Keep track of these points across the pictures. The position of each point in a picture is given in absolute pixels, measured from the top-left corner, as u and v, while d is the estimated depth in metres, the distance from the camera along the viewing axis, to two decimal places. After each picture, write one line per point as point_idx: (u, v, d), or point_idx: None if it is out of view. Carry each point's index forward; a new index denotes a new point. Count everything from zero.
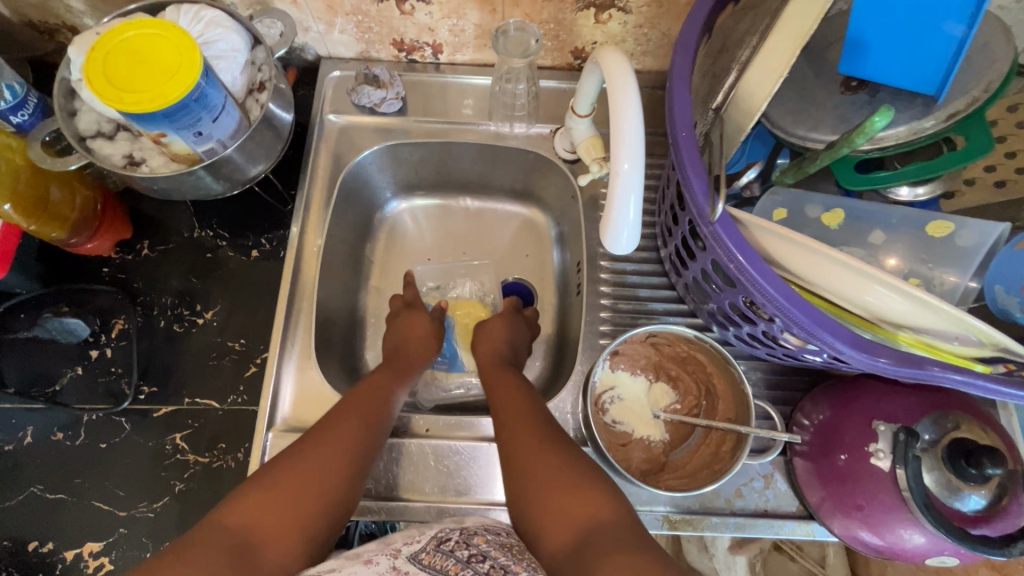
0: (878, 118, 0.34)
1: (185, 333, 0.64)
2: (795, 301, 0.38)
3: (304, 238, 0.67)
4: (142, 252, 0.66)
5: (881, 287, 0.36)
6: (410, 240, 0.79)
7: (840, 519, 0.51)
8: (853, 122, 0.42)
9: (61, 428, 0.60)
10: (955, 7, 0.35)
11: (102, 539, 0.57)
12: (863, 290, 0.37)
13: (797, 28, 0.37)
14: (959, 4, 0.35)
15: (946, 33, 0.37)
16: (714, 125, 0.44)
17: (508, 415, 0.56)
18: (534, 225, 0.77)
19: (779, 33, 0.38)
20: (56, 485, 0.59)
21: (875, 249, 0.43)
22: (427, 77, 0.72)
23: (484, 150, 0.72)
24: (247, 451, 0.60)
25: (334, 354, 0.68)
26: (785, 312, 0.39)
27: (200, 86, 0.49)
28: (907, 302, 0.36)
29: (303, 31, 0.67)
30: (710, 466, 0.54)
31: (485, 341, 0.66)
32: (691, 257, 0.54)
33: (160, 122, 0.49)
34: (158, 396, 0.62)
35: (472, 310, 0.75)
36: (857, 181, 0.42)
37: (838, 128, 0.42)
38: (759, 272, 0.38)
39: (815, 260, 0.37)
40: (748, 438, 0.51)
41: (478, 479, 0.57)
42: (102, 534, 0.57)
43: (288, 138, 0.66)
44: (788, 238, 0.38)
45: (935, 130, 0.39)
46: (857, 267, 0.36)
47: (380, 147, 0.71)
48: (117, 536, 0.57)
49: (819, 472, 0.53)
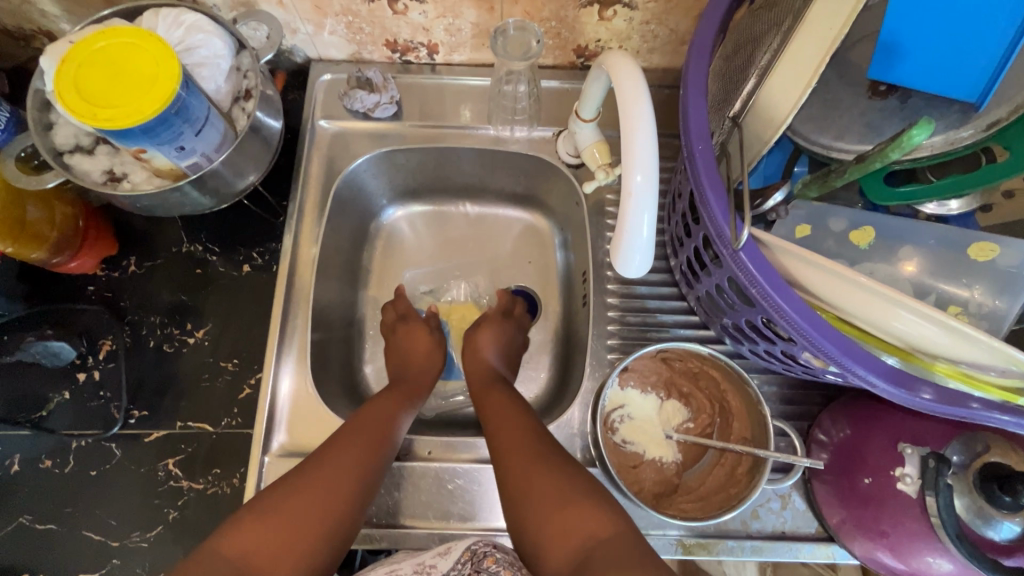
0: (916, 132, 0.31)
1: (176, 353, 0.61)
2: (813, 327, 0.35)
3: (297, 252, 0.64)
4: (128, 268, 0.63)
5: (908, 315, 0.33)
6: (408, 248, 0.75)
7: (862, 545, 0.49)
8: (882, 131, 0.39)
9: (49, 455, 0.58)
10: (1004, 9, 0.32)
11: (95, 570, 0.55)
12: (889, 316, 0.34)
13: (825, 33, 0.34)
14: (1009, 6, 0.32)
15: (991, 37, 0.34)
16: (731, 135, 0.41)
17: (506, 432, 0.53)
18: (536, 231, 0.74)
19: (806, 38, 0.35)
20: (46, 515, 0.57)
21: (906, 266, 0.40)
22: (423, 79, 0.68)
23: (483, 155, 0.68)
24: (242, 476, 0.57)
25: (331, 370, 0.65)
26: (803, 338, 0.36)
27: (179, 97, 0.46)
28: (938, 331, 0.33)
29: (291, 33, 0.64)
30: (725, 489, 0.52)
31: (484, 353, 0.64)
32: (704, 270, 0.51)
33: (139, 138, 0.46)
34: (149, 420, 0.59)
35: (467, 313, 0.73)
36: (886, 195, 0.40)
37: (866, 137, 0.40)
38: (774, 297, 0.36)
39: (836, 284, 0.35)
40: (767, 463, 0.48)
41: (482, 504, 0.55)
42: (94, 565, 0.55)
43: (278, 147, 0.63)
44: (812, 261, 0.35)
45: (973, 140, 0.37)
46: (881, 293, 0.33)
47: (376, 153, 0.67)
48: (110, 567, 0.55)
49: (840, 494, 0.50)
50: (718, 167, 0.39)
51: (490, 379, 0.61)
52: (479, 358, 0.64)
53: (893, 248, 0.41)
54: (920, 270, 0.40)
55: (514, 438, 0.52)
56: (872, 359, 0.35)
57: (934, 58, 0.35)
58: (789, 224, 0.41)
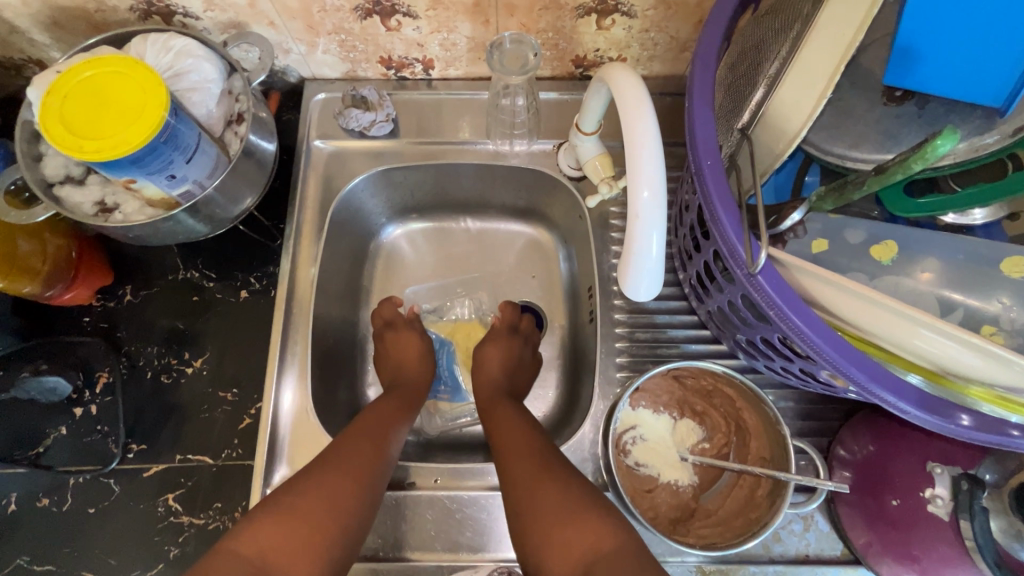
0: (943, 140, 0.29)
1: (174, 384, 0.60)
2: (828, 347, 0.34)
3: (295, 275, 0.62)
4: (124, 298, 0.62)
5: (928, 332, 0.32)
6: (409, 267, 0.74)
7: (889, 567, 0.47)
8: (899, 138, 0.37)
9: (46, 493, 0.57)
10: None
11: None
12: (908, 334, 0.32)
13: (837, 39, 0.32)
14: None
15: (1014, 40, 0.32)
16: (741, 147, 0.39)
17: (510, 446, 0.52)
18: (539, 245, 0.73)
19: (817, 45, 0.33)
20: (44, 555, 0.55)
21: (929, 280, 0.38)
22: (419, 94, 0.67)
23: (483, 170, 0.67)
24: (245, 510, 0.55)
25: (334, 396, 0.63)
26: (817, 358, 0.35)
27: (167, 124, 0.45)
28: (961, 350, 0.31)
29: (284, 53, 0.62)
30: (745, 513, 0.50)
31: (488, 370, 0.63)
32: (715, 286, 0.49)
33: (127, 168, 0.45)
34: (148, 454, 0.58)
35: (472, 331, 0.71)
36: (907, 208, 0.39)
37: (883, 145, 0.38)
38: (786, 315, 0.34)
39: (850, 301, 0.33)
40: (789, 486, 0.46)
41: (492, 534, 0.53)
42: None
43: (273, 169, 0.62)
44: (828, 279, 0.33)
45: (997, 146, 0.35)
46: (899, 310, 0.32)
47: (374, 172, 0.66)
48: None
49: (866, 516, 0.48)
50: (728, 182, 0.37)
51: (495, 395, 0.60)
52: (482, 372, 0.63)
53: (915, 260, 0.39)
54: (944, 283, 0.38)
55: (518, 451, 0.51)
56: (895, 381, 0.33)
57: (953, 64, 0.34)
58: (805, 239, 0.40)
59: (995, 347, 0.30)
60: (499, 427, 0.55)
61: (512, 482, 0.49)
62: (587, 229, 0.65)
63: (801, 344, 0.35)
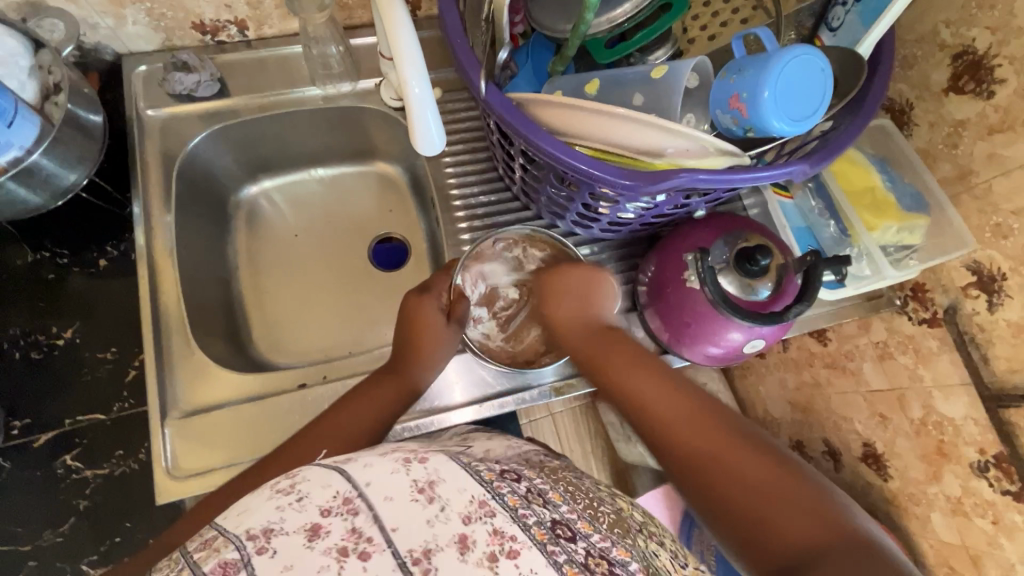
0: (793, 81, 0.46)
1: (106, 289, 0.69)
2: (648, 178, 0.48)
3: (150, 215, 0.71)
4: (109, 251, 0.70)
5: (693, 142, 0.48)
6: (270, 222, 0.87)
7: (676, 339, 0.68)
8: None
9: (36, 349, 0.66)
10: (820, 78, 0.46)
11: (79, 456, 0.64)
12: (677, 141, 0.48)
13: (760, 73, 0.46)
14: (820, 81, 0.46)
15: (821, 69, 0.46)
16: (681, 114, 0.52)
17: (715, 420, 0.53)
18: (392, 183, 0.90)
19: (758, 76, 0.46)
20: (41, 424, 0.64)
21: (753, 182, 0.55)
22: (340, 87, 0.78)
23: (341, 120, 0.82)
24: (215, 406, 0.65)
25: (289, 321, 0.82)
26: (647, 181, 0.48)
27: (417, 95, 0.50)
28: (697, 144, 0.48)
29: (307, 69, 0.78)
30: (874, 200, 0.72)
31: (559, 306, 0.66)
32: (657, 217, 0.66)
33: (427, 116, 0.51)
34: (122, 354, 0.67)
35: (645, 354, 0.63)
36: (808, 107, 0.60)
37: None
38: (595, 170, 0.49)
39: (655, 142, 0.48)
40: (890, 219, 0.70)
41: (430, 390, 0.69)
42: (79, 452, 0.64)
43: (138, 136, 0.73)
44: (626, 121, 0.47)
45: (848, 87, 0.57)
46: (673, 142, 0.48)
47: (259, 137, 0.80)
48: (94, 482, 0.63)
49: (732, 355, 0.69)
50: (602, 136, 0.49)
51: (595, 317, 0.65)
52: (572, 337, 0.65)
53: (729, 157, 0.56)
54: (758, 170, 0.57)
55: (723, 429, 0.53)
56: (688, 149, 0.48)
57: (807, 73, 0.46)
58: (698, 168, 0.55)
59: (713, 146, 0.48)
60: (645, 401, 0.56)
61: (689, 446, 0.52)
62: (496, 182, 0.79)
63: (665, 183, 0.48)
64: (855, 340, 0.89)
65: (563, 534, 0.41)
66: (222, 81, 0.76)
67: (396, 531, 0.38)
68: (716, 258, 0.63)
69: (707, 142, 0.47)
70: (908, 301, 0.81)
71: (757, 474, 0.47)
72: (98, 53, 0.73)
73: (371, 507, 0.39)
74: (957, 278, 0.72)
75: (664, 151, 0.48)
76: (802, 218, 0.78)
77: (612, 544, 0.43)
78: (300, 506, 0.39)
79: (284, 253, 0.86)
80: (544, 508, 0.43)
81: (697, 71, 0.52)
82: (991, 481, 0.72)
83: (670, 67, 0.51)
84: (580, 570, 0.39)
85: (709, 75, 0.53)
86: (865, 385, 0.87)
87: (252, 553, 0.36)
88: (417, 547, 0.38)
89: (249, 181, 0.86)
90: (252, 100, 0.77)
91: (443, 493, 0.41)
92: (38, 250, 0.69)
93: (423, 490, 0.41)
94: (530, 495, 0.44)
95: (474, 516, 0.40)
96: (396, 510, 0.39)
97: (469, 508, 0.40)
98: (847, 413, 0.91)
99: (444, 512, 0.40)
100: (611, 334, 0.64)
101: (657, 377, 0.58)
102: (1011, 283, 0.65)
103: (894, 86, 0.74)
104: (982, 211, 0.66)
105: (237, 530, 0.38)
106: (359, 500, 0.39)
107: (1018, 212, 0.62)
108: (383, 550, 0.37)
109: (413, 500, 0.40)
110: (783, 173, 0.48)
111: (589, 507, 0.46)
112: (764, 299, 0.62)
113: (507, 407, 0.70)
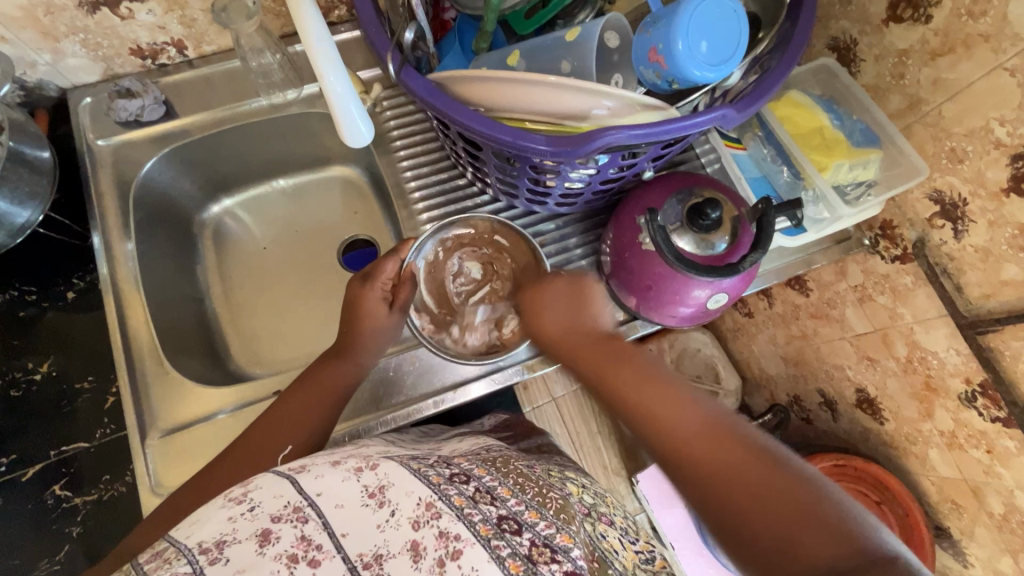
0: (709, 23, 0.46)
1: (75, 321, 0.70)
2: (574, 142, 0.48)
3: (110, 244, 0.72)
4: (76, 284, 0.71)
5: (616, 101, 0.47)
6: (237, 237, 0.88)
7: (640, 304, 0.68)
8: None
9: (13, 387, 0.67)
10: (733, 19, 0.47)
11: (67, 485, 0.65)
12: (598, 102, 0.47)
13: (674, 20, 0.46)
14: (734, 21, 0.47)
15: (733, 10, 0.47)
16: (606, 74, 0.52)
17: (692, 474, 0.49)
18: (353, 184, 0.90)
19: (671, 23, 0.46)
20: (28, 457, 0.65)
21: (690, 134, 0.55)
22: (284, 95, 0.78)
23: (291, 128, 0.82)
24: (193, 422, 0.66)
25: (267, 332, 0.83)
26: (574, 146, 0.48)
27: (336, 90, 0.50)
28: (619, 103, 0.47)
29: (250, 81, 0.79)
30: (823, 140, 0.72)
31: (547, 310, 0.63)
32: (604, 184, 0.65)
33: (351, 109, 0.51)
34: (99, 382, 0.68)
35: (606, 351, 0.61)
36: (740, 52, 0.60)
37: None
38: (522, 141, 0.49)
39: (576, 106, 0.48)
40: (838, 159, 0.70)
41: (405, 381, 0.70)
42: (66, 481, 0.65)
43: (89, 166, 0.74)
44: (544, 89, 0.47)
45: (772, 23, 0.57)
46: (596, 103, 0.47)
47: (213, 154, 0.81)
48: (83, 508, 0.64)
49: (699, 314, 0.69)
50: (525, 106, 0.49)
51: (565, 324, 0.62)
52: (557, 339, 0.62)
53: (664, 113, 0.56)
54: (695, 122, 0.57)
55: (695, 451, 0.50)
56: (610, 108, 0.48)
57: (720, 14, 0.46)
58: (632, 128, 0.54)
59: (636, 103, 0.47)
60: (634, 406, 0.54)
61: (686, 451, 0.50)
62: (451, 169, 0.79)
63: (592, 145, 0.47)
64: (835, 287, 0.88)
65: (506, 528, 0.41)
66: (167, 103, 0.76)
67: (346, 537, 0.37)
68: (669, 217, 0.62)
69: (628, 99, 0.47)
70: (878, 240, 0.79)
71: (779, 483, 0.45)
72: (42, 90, 0.74)
73: (322, 514, 0.38)
74: (921, 209, 0.71)
75: (589, 114, 0.48)
76: (757, 167, 0.78)
77: (555, 531, 0.44)
78: (252, 516, 0.38)
79: (253, 266, 0.87)
80: (490, 505, 0.43)
81: (615, 27, 0.52)
82: (980, 410, 0.71)
83: (584, 28, 0.51)
84: (521, 563, 0.39)
85: (628, 33, 0.52)
86: (850, 330, 0.87)
87: (203, 562, 0.35)
88: (368, 550, 0.37)
89: (210, 201, 0.87)
90: (201, 118, 0.77)
91: (391, 497, 0.40)
92: (6, 290, 0.70)
93: (373, 495, 0.40)
94: (478, 494, 0.44)
95: (421, 519, 0.39)
96: (346, 518, 0.38)
97: (417, 512, 0.39)
98: (838, 361, 0.91)
99: (394, 516, 0.39)
100: (603, 344, 0.61)
101: (644, 382, 0.55)
102: (972, 207, 0.64)
103: (837, 23, 0.73)
104: (936, 138, 0.65)
105: (190, 542, 0.36)
106: (309, 508, 0.38)
107: (970, 134, 0.61)
108: (332, 557, 0.36)
109: (363, 505, 0.39)
110: (711, 120, 0.48)
111: (536, 495, 0.48)
112: (722, 252, 0.61)
113: (483, 390, 0.70)
